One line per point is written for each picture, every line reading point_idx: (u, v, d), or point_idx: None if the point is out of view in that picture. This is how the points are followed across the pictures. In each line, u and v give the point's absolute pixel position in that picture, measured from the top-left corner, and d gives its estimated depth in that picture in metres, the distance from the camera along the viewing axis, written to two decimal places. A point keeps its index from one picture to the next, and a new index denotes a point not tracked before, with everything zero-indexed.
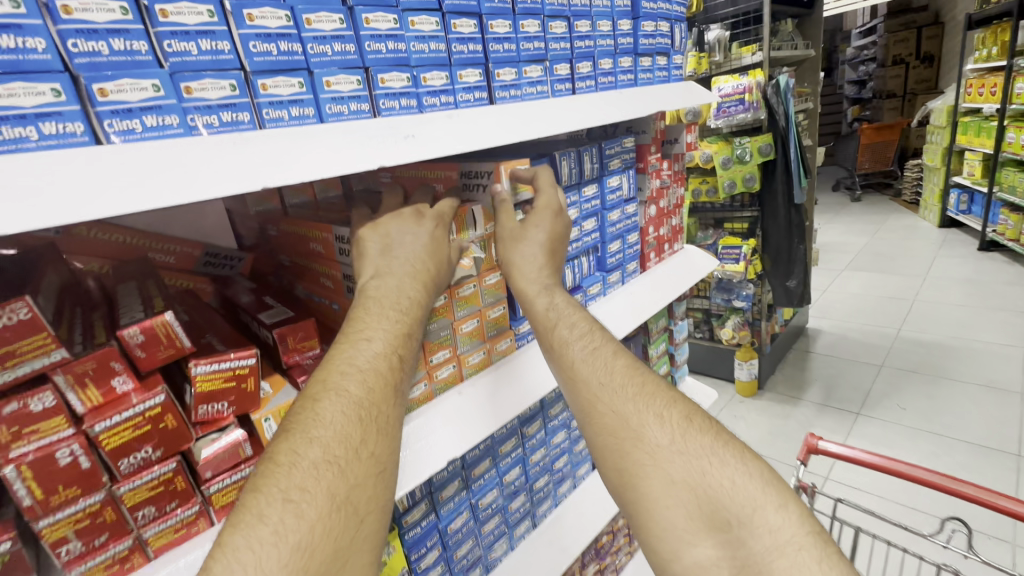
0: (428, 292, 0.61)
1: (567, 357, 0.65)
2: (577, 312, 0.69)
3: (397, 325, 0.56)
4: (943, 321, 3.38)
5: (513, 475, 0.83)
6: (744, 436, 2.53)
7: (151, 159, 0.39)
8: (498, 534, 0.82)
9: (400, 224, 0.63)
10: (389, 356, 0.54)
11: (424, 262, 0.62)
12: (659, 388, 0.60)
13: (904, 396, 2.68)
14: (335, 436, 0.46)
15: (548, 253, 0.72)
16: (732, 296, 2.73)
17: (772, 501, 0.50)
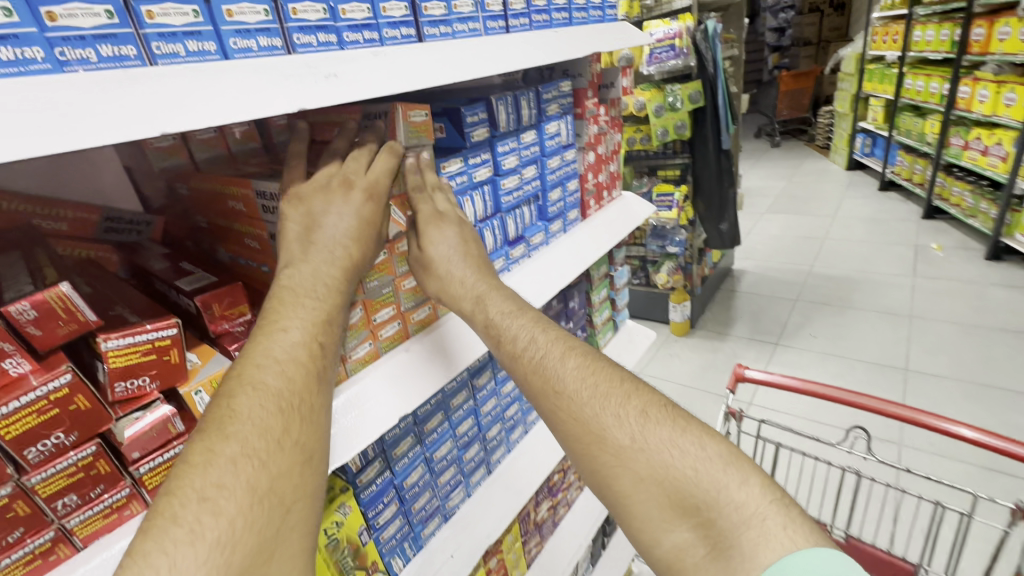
0: (348, 280, 0.58)
1: (518, 367, 0.62)
2: (518, 316, 0.65)
3: (315, 312, 0.53)
4: (849, 256, 3.72)
5: (466, 426, 0.84)
6: (679, 372, 2.71)
7: (4, 98, 0.32)
8: (454, 483, 0.84)
9: (324, 201, 0.58)
10: (308, 344, 0.51)
11: (348, 247, 0.58)
12: (613, 381, 0.58)
13: (815, 326, 2.96)
14: (255, 428, 0.43)
15: (465, 266, 0.68)
16: (666, 242, 2.84)
17: (734, 478, 0.49)
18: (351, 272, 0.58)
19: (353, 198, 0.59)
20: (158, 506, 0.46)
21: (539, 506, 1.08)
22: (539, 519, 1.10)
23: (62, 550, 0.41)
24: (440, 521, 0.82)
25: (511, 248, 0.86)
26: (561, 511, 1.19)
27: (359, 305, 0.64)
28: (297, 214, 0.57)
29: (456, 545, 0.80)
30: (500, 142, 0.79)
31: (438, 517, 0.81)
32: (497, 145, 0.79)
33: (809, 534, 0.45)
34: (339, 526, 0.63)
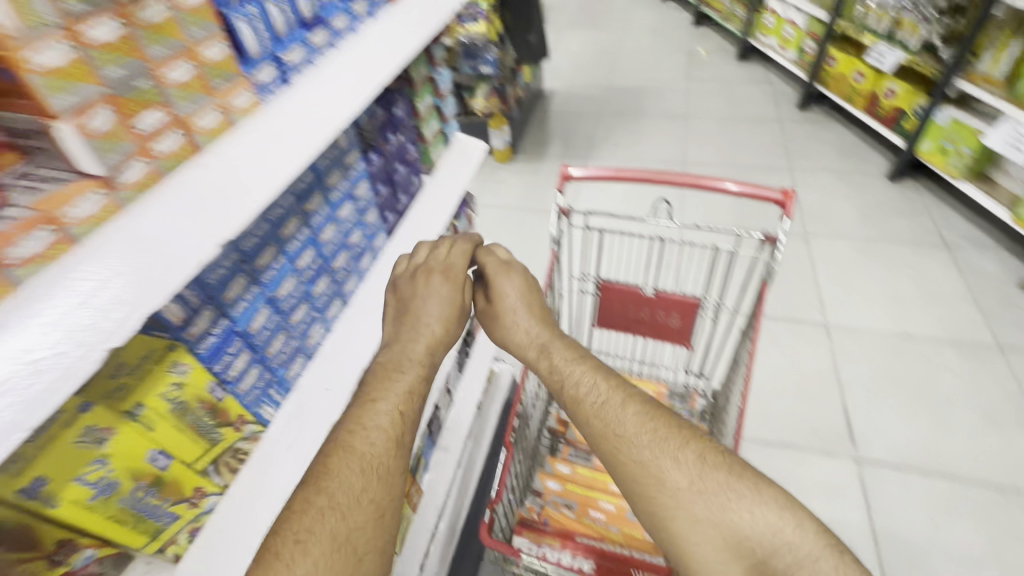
0: (433, 352, 0.80)
1: (582, 409, 0.82)
2: (579, 367, 0.86)
3: (400, 386, 0.74)
4: (637, 66, 4.02)
5: (307, 259, 0.78)
6: (507, 197, 2.81)
7: None
8: (309, 321, 0.79)
9: (418, 287, 0.84)
10: (393, 414, 0.71)
11: (433, 324, 0.82)
12: (672, 431, 0.78)
13: (616, 136, 3.26)
14: (341, 487, 0.63)
15: (535, 323, 0.92)
16: (478, 62, 2.62)
17: (787, 522, 0.70)
18: (432, 348, 0.80)
19: (436, 280, 0.85)
20: None
21: None
22: None
23: None
24: (304, 361, 0.79)
25: (309, 35, 0.71)
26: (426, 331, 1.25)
27: (102, 105, 0.46)
28: (398, 300, 0.84)
29: (328, 379, 0.76)
30: None
31: (300, 357, 0.78)
32: None
33: (850, 567, 0.67)
34: (180, 387, 0.58)
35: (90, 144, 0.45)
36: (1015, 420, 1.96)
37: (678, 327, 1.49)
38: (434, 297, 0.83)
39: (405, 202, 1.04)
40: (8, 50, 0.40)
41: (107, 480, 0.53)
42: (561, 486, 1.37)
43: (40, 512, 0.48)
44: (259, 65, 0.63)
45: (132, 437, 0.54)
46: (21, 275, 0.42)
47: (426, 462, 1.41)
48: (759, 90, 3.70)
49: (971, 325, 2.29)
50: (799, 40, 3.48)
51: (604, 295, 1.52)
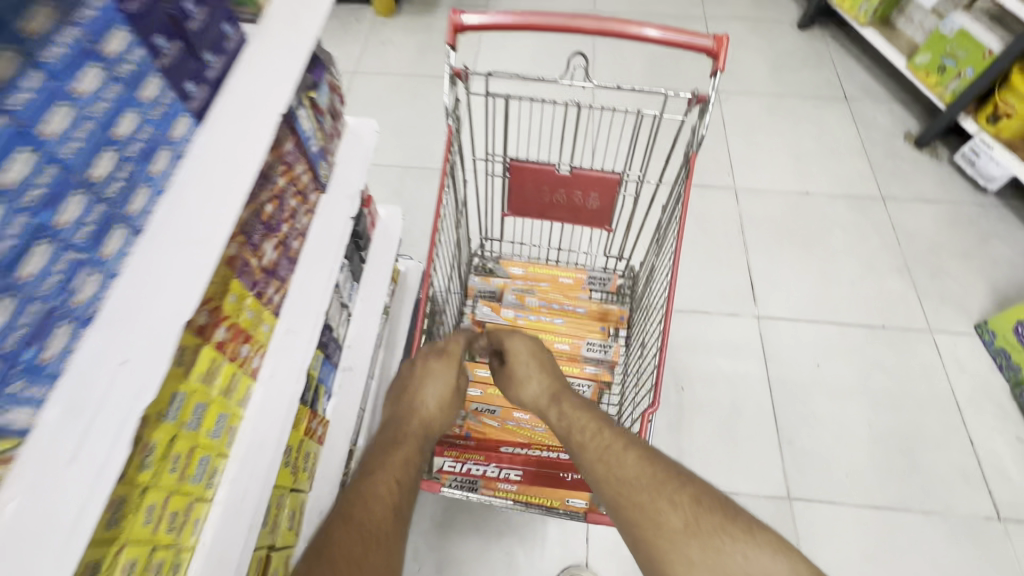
0: (430, 427, 1.05)
1: (589, 454, 0.92)
2: (585, 417, 0.99)
3: (400, 460, 0.94)
4: None
5: (18, 175, 0.47)
6: (396, 61, 2.34)
7: None
8: (65, 270, 0.52)
9: (422, 380, 1.10)
10: (390, 484, 0.89)
11: (428, 407, 1.06)
12: (667, 479, 0.85)
13: None
14: (344, 550, 0.76)
15: (541, 381, 1.09)
16: None
17: (783, 567, 0.73)
18: (426, 426, 1.05)
19: (438, 370, 1.12)
20: None
21: (257, 248, 0.85)
22: (267, 263, 0.88)
23: None
24: (73, 328, 0.53)
25: None
26: (297, 244, 0.98)
27: None
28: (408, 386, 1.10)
29: (121, 344, 0.56)
30: None
31: (65, 324, 0.52)
32: None
33: None
34: None
35: None
36: (890, 265, 2.14)
37: (597, 209, 1.34)
38: (433, 381, 1.10)
39: (217, 65, 0.69)
40: None
41: None
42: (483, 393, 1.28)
43: None
44: None
45: None
46: None
47: (328, 390, 1.22)
48: None
49: (861, 178, 2.39)
50: None
51: (515, 177, 1.31)
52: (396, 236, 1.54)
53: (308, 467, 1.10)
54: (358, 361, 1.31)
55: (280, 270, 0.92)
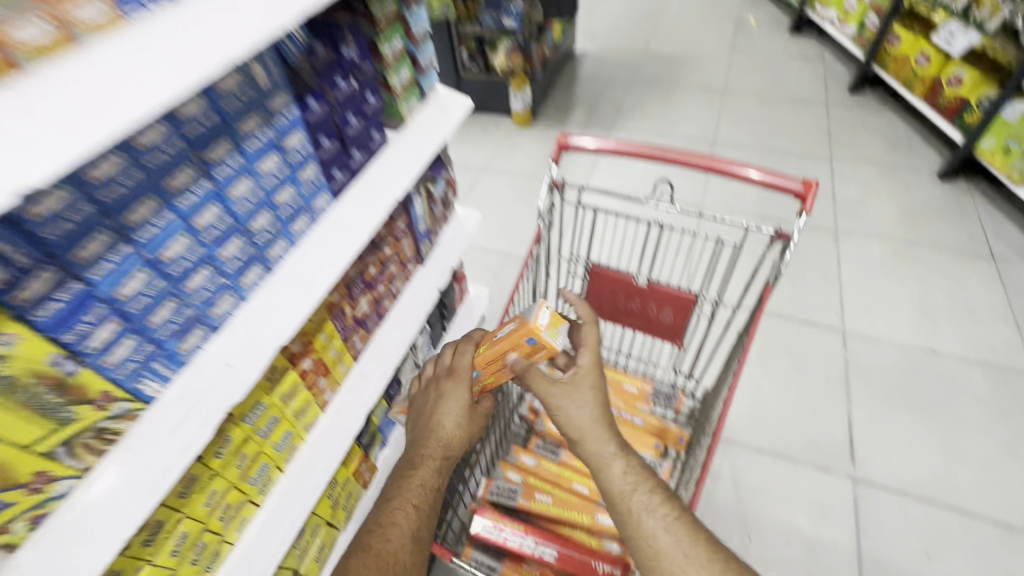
0: (451, 450, 0.94)
1: (648, 519, 0.75)
2: (646, 476, 0.80)
3: (416, 493, 0.88)
4: (682, 35, 3.93)
5: (208, 218, 0.63)
6: (520, 165, 2.78)
7: None
8: (214, 289, 0.67)
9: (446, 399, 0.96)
10: (406, 507, 0.86)
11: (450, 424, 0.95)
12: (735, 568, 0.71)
13: (646, 107, 3.24)
14: None
15: (597, 417, 0.84)
16: (501, 14, 2.66)
17: None
18: (448, 446, 0.94)
19: (449, 388, 0.96)
20: None
21: (356, 302, 1.02)
22: (360, 314, 1.05)
23: None
24: (166, 360, 0.63)
25: None
26: (387, 303, 1.14)
27: None
28: (416, 413, 0.98)
29: (232, 352, 0.68)
30: None
31: (200, 327, 0.66)
32: None
33: None
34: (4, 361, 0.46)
35: None
36: None
37: (671, 324, 1.36)
38: (447, 403, 0.96)
39: (339, 179, 0.87)
40: None
41: None
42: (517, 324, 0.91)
43: None
44: None
45: None
46: None
47: (383, 439, 1.31)
48: (809, 68, 3.58)
49: (1006, 346, 2.08)
50: (862, 13, 3.29)
51: (594, 279, 1.38)
52: (476, 311, 1.67)
53: (343, 505, 1.16)
54: None
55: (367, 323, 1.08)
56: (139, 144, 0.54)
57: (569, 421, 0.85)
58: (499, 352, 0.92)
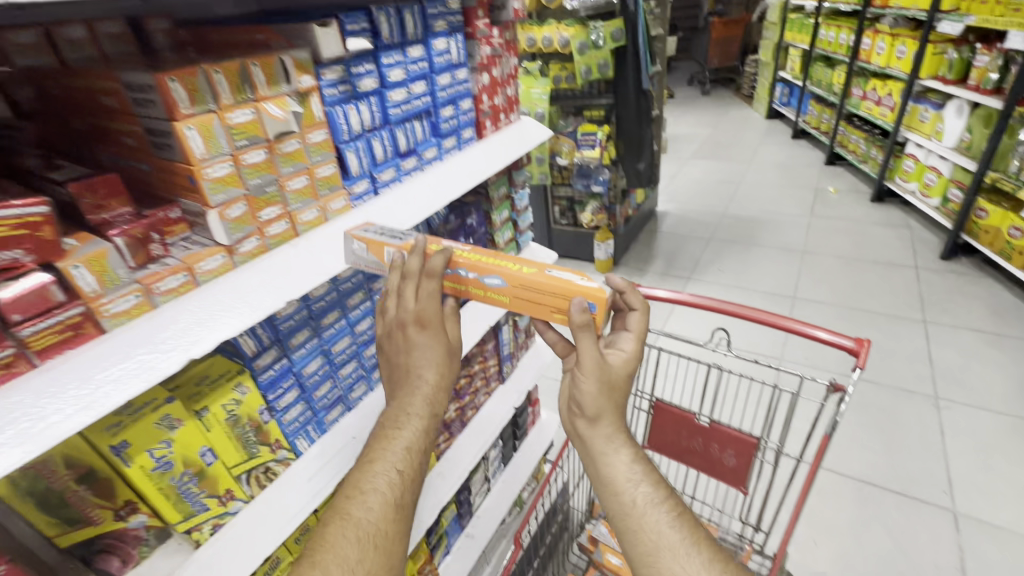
0: (434, 404, 0.72)
1: (650, 512, 0.70)
2: (647, 464, 0.73)
3: (394, 458, 0.68)
4: (760, 201, 4.25)
5: (364, 325, 0.91)
6: None
7: (198, 307, 0.61)
8: (356, 377, 0.92)
9: (420, 343, 0.72)
10: (389, 476, 0.67)
11: (432, 372, 0.72)
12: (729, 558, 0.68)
13: (723, 262, 3.46)
14: (336, 560, 0.59)
15: (614, 395, 0.72)
16: (590, 181, 3.08)
17: None
18: (433, 401, 0.72)
19: (415, 334, 0.72)
20: (46, 366, 0.51)
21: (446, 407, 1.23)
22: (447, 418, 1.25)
23: (90, 328, 0.54)
24: (315, 428, 0.86)
25: (402, 161, 0.90)
26: (470, 413, 1.34)
27: (303, 175, 0.73)
28: (386, 351, 0.74)
29: (357, 428, 0.90)
30: (384, 54, 0.82)
31: (340, 406, 0.90)
32: (382, 57, 0.82)
33: None
34: (237, 404, 0.71)
35: (224, 224, 0.64)
36: None
37: (733, 468, 1.38)
38: (417, 351, 0.72)
39: None
40: (195, 167, 0.61)
41: (167, 458, 0.64)
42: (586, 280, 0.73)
43: (118, 468, 0.61)
44: (384, 170, 0.87)
45: (192, 433, 0.66)
46: (161, 301, 0.59)
47: (447, 545, 1.41)
48: (894, 233, 3.65)
49: None
50: (944, 187, 3.40)
51: (658, 415, 1.44)
52: (547, 435, 1.79)
53: None
54: (479, 532, 1.47)
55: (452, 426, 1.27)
56: (340, 277, 0.85)
57: (593, 400, 0.71)
58: (554, 294, 0.72)
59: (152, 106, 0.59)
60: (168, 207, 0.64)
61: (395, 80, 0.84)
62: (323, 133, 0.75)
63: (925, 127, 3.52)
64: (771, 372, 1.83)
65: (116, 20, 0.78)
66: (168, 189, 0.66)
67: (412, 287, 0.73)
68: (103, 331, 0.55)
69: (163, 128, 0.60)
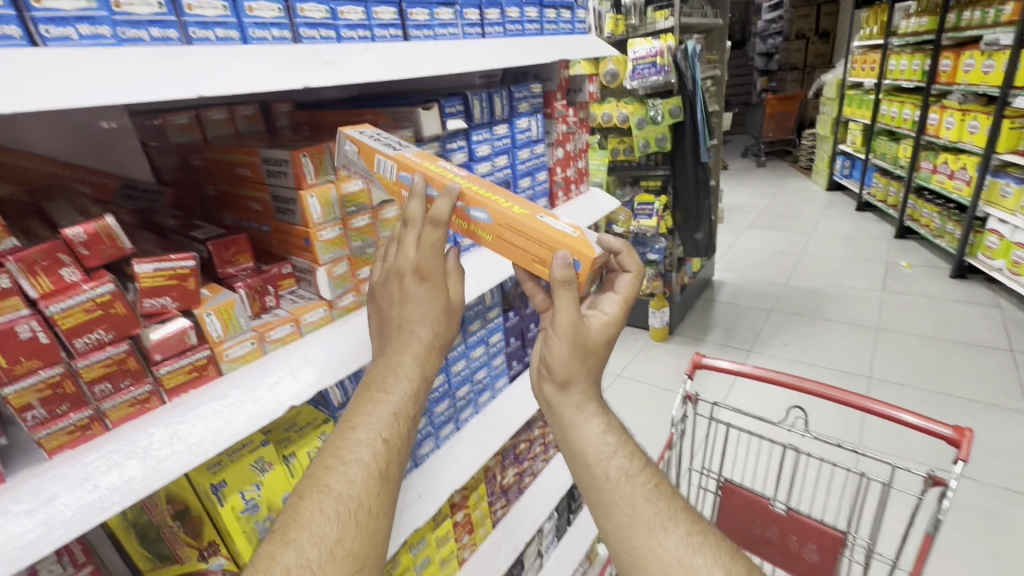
0: (424, 365, 0.65)
1: (628, 486, 0.66)
2: (624, 437, 0.70)
3: (382, 421, 0.60)
4: (825, 273, 4.09)
5: (437, 382, 0.93)
6: (655, 375, 2.95)
7: (298, 357, 0.65)
8: (425, 434, 0.93)
9: (407, 297, 0.64)
10: (373, 442, 0.58)
11: (424, 330, 0.65)
12: (710, 534, 0.65)
13: (787, 335, 3.30)
14: (312, 536, 0.51)
15: (596, 361, 0.68)
16: (646, 249, 3.16)
17: None
18: (426, 360, 0.65)
19: (411, 287, 0.64)
20: (173, 403, 0.56)
21: (506, 471, 1.20)
22: (505, 483, 1.22)
23: (212, 370, 0.59)
24: None
25: None
26: (527, 479, 1.30)
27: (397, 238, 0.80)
28: (376, 306, 0.66)
29: (423, 487, 0.90)
30: (475, 132, 0.90)
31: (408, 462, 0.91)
32: (472, 135, 0.90)
33: None
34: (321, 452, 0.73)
35: (329, 281, 0.71)
36: None
37: (816, 565, 1.24)
38: (411, 305, 0.64)
39: (516, 368, 1.17)
40: (311, 229, 0.68)
41: (255, 501, 0.66)
42: (579, 236, 0.65)
43: (212, 506, 0.63)
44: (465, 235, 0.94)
45: (279, 478, 0.68)
46: (270, 349, 0.65)
47: None
48: (980, 312, 3.38)
49: None
50: None
51: (727, 496, 1.34)
52: None
53: None
54: None
55: (509, 493, 1.24)
56: None
57: (564, 365, 0.66)
58: (540, 242, 0.65)
59: (282, 177, 0.68)
60: (281, 264, 0.71)
61: (481, 154, 0.92)
62: None
63: (1008, 202, 3.34)
64: (853, 459, 1.68)
65: (251, 104, 0.90)
66: (283, 248, 0.74)
67: (414, 234, 0.63)
68: (220, 373, 0.60)
69: (288, 195, 0.68)
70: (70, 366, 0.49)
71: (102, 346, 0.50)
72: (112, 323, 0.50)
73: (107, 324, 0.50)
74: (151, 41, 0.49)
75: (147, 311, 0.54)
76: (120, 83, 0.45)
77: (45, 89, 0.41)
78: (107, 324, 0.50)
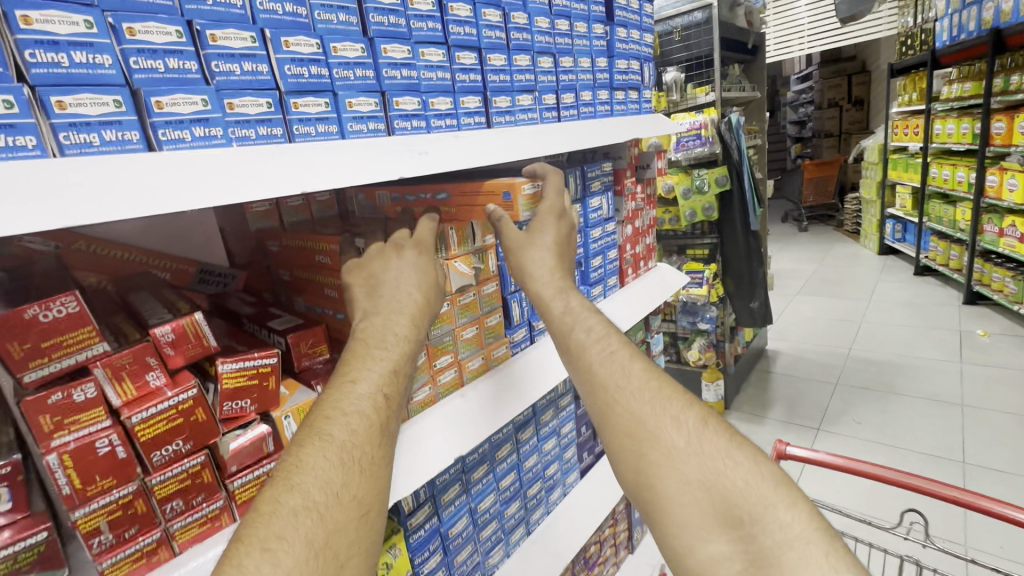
0: (420, 327, 0.57)
1: (584, 357, 0.60)
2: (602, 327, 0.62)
3: (384, 363, 0.51)
4: (891, 343, 3.80)
5: (508, 480, 0.85)
6: None
7: None
8: (495, 540, 0.83)
9: (389, 265, 0.60)
10: (375, 397, 0.49)
11: (415, 295, 0.59)
12: (675, 392, 0.55)
13: (859, 412, 3.02)
14: (321, 481, 0.42)
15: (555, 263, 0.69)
16: (697, 318, 3.02)
17: (783, 499, 0.46)
18: (419, 322, 0.57)
19: (409, 255, 0.62)
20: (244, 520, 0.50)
21: None
22: None
23: None
24: None
25: None
26: None
27: (473, 326, 0.76)
28: (360, 277, 0.61)
29: None
30: None
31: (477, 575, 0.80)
32: None
33: None
34: (388, 569, 0.65)
35: None
36: None
37: None
38: (405, 271, 0.60)
39: (586, 460, 1.07)
40: None
41: None
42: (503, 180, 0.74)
43: None
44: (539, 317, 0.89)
45: None
46: None
47: None
48: None
49: None
50: None
51: None
52: None
53: None
54: None
55: None
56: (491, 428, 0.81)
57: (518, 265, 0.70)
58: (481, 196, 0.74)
59: None
60: None
61: None
62: (495, 285, 0.80)
63: None
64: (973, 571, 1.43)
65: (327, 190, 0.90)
66: None
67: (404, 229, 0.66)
68: None
69: None
70: (143, 486, 0.44)
71: (177, 458, 0.46)
72: (191, 433, 0.46)
73: (187, 433, 0.46)
74: (257, 140, 0.49)
75: (226, 417, 0.49)
76: (232, 182, 0.44)
77: (161, 194, 0.40)
78: (186, 434, 0.46)
